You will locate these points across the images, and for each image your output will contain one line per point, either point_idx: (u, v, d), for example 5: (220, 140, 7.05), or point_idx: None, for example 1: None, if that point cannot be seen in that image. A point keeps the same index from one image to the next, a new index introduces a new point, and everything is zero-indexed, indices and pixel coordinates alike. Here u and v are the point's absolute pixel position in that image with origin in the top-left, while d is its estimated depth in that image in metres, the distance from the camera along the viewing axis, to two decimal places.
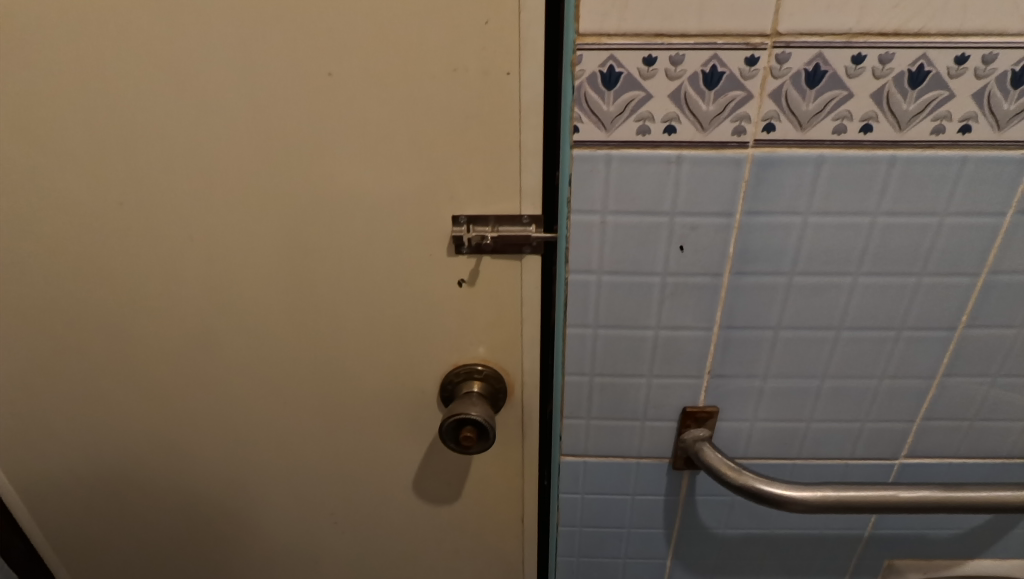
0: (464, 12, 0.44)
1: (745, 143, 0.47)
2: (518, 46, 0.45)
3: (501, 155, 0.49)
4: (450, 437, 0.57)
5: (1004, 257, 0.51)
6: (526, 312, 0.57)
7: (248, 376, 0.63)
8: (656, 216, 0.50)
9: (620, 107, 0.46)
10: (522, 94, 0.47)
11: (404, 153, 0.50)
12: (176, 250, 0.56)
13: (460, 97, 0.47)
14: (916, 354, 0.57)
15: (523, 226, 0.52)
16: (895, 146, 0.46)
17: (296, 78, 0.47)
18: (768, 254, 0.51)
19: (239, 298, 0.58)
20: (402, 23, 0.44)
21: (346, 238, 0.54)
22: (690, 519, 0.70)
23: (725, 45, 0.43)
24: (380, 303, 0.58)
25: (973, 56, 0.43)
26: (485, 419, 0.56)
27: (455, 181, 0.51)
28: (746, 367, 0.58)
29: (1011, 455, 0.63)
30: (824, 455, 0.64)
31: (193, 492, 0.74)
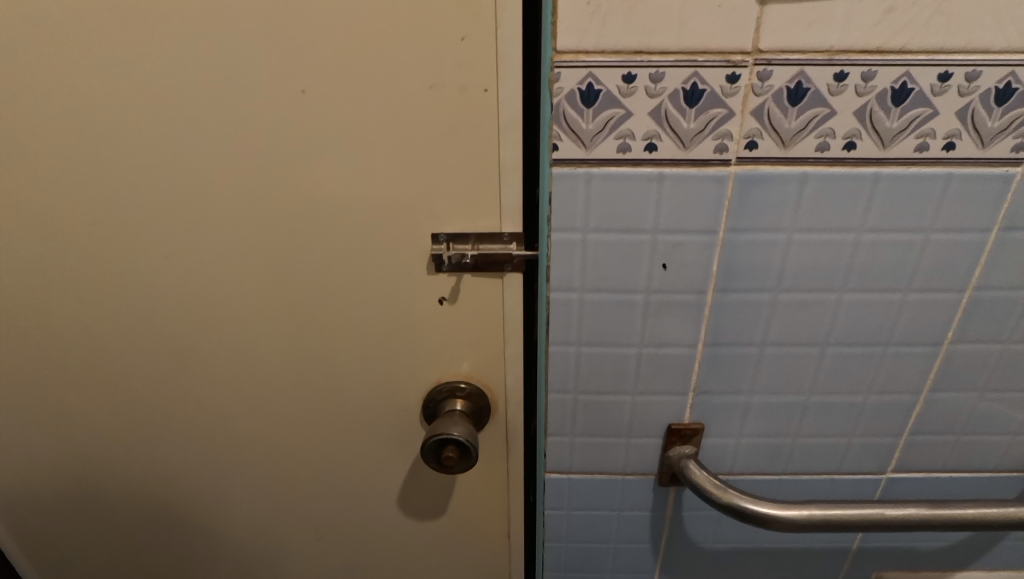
0: (439, 29, 0.42)
1: (727, 161, 0.46)
2: (495, 63, 0.44)
3: (480, 172, 0.48)
4: (432, 457, 0.56)
5: (990, 274, 0.51)
6: (508, 329, 0.56)
7: (226, 394, 0.62)
8: (638, 233, 0.49)
9: (600, 125, 0.45)
10: (500, 111, 0.45)
11: (381, 171, 0.49)
12: (150, 269, 0.55)
13: (437, 115, 0.46)
14: (902, 370, 0.56)
15: (503, 244, 0.52)
16: (879, 163, 0.46)
17: (269, 95, 0.45)
18: (753, 271, 0.51)
19: (216, 317, 0.57)
20: (376, 40, 0.43)
21: (324, 256, 0.53)
22: (677, 534, 0.69)
23: (705, 62, 0.42)
24: (360, 321, 0.57)
25: (957, 73, 0.42)
26: (468, 438, 0.55)
27: (433, 199, 0.50)
28: (732, 384, 0.57)
29: (998, 468, 0.63)
30: (811, 470, 0.63)
31: (163, 496, 0.71)
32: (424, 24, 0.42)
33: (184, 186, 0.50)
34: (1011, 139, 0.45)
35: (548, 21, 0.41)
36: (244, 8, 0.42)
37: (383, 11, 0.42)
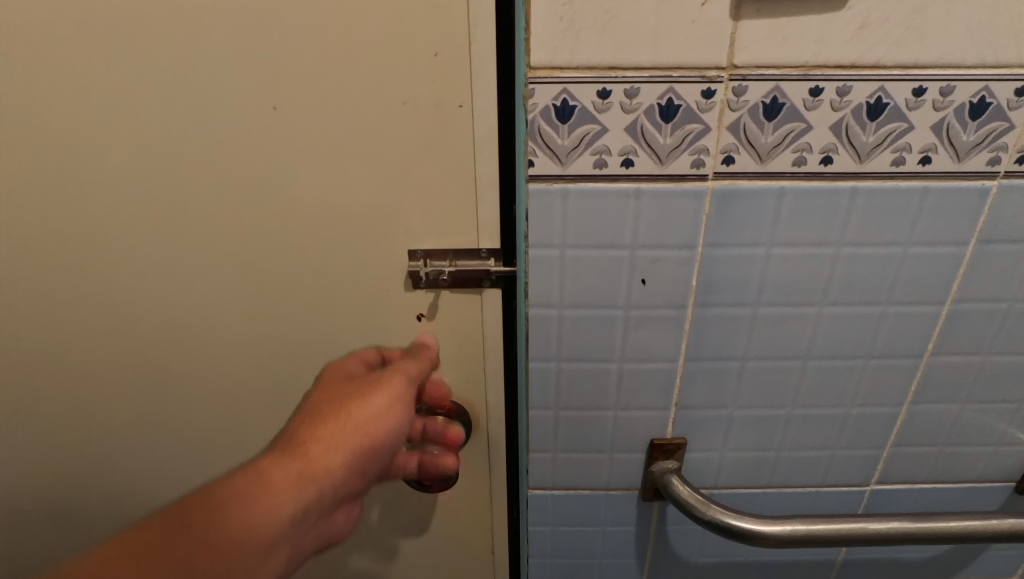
0: (412, 44, 0.42)
1: (704, 176, 0.46)
2: (469, 78, 0.43)
3: (457, 188, 0.48)
4: None
5: (969, 286, 0.51)
6: (488, 345, 0.56)
7: (202, 414, 0.61)
8: (616, 249, 0.49)
9: (575, 141, 0.44)
10: (475, 126, 0.45)
11: (356, 188, 0.48)
12: (122, 288, 0.53)
13: (411, 131, 0.45)
14: (884, 382, 0.56)
15: (481, 260, 0.51)
16: (856, 178, 0.46)
17: (239, 111, 0.45)
18: (732, 286, 0.50)
19: (190, 336, 0.56)
20: (347, 56, 0.42)
21: (300, 274, 0.52)
22: (662, 549, 0.68)
23: (680, 77, 0.42)
24: (337, 339, 0.56)
25: (931, 88, 0.42)
26: None
27: (410, 216, 0.49)
28: (714, 398, 0.57)
29: (981, 478, 0.63)
30: (795, 483, 0.63)
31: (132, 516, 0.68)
32: (396, 39, 0.42)
33: (155, 204, 0.49)
34: (986, 153, 0.45)
35: (522, 36, 0.41)
36: (211, 24, 0.41)
37: (354, 26, 0.41)
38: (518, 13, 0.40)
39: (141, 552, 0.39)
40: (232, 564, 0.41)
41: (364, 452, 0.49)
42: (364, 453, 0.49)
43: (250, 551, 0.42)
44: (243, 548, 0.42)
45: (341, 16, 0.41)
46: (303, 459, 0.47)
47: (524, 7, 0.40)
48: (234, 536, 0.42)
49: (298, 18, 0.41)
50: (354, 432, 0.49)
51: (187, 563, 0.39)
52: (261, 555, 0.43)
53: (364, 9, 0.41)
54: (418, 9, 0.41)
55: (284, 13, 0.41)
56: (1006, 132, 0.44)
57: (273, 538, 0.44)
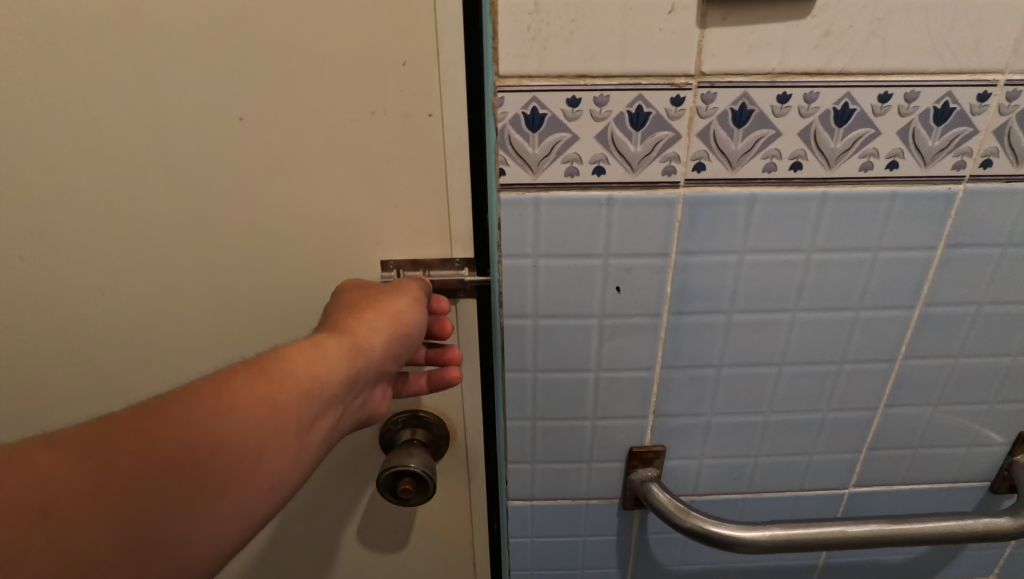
0: (379, 53, 0.41)
1: (675, 184, 0.46)
2: (438, 88, 0.43)
3: (428, 198, 0.47)
4: (388, 490, 0.54)
5: (938, 289, 0.51)
6: (463, 356, 0.55)
7: None
8: (590, 258, 0.48)
9: (546, 149, 0.44)
10: (446, 135, 0.44)
11: (325, 199, 0.47)
12: (84, 307, 0.52)
13: (381, 141, 0.44)
14: (858, 386, 0.56)
15: (455, 270, 0.50)
16: (826, 183, 0.46)
17: (203, 123, 0.44)
18: (706, 293, 0.50)
19: (159, 353, 0.54)
20: (313, 65, 0.42)
21: (270, 287, 0.51)
22: (644, 558, 0.68)
23: (649, 85, 0.42)
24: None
25: (896, 94, 0.43)
26: (425, 469, 0.53)
27: (381, 226, 0.48)
28: (691, 406, 0.57)
29: (956, 479, 0.63)
30: (774, 488, 0.63)
31: None
32: (363, 49, 0.41)
33: (118, 220, 0.48)
34: (951, 158, 0.45)
35: (490, 45, 0.41)
36: (170, 35, 0.40)
37: (319, 35, 0.40)
38: (485, 23, 0.40)
39: (193, 406, 0.33)
40: (282, 425, 0.36)
41: (401, 334, 0.44)
42: (402, 333, 0.44)
43: (300, 405, 0.37)
44: (294, 404, 0.37)
45: (306, 25, 0.40)
46: (348, 335, 0.42)
47: (490, 16, 0.40)
48: (287, 396, 0.37)
49: (261, 27, 0.40)
50: (392, 319, 0.44)
51: (240, 423, 0.34)
52: (308, 422, 0.38)
53: (328, 18, 0.40)
54: (384, 18, 0.40)
55: (246, 22, 0.40)
56: (970, 137, 0.45)
57: (320, 402, 0.39)
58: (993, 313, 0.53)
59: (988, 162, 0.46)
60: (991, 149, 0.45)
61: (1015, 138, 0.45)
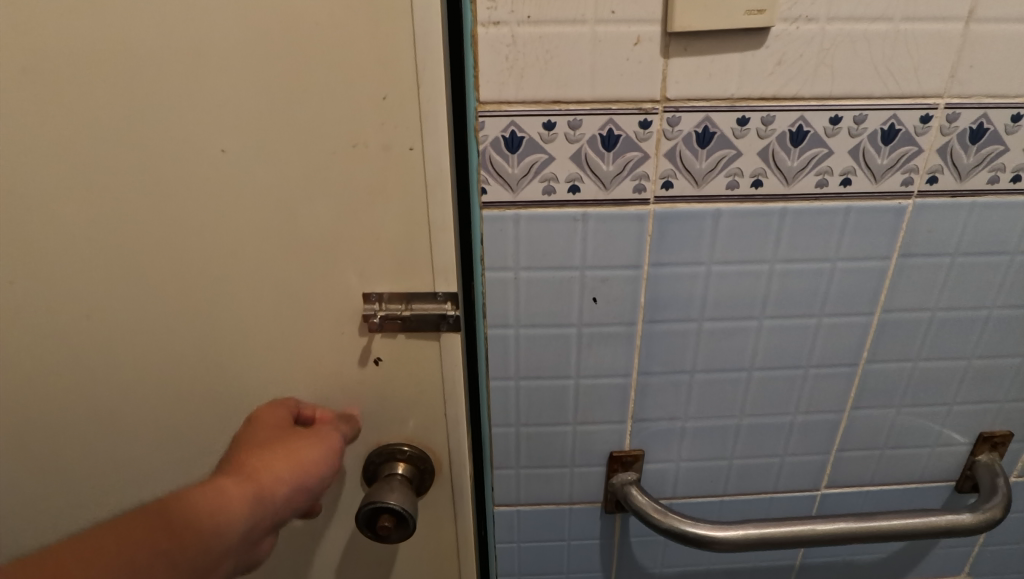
0: (362, 87, 0.43)
1: (646, 201, 0.49)
2: (419, 124, 0.45)
3: (410, 227, 0.49)
4: (366, 525, 0.54)
5: (895, 297, 0.55)
6: (448, 389, 0.57)
7: (165, 448, 0.61)
8: (567, 270, 0.51)
9: (525, 169, 0.47)
10: (426, 167, 0.46)
11: (307, 226, 0.49)
12: (77, 327, 0.53)
13: (364, 173, 0.46)
14: (823, 390, 0.59)
15: (438, 303, 0.52)
16: (785, 199, 0.49)
17: (194, 152, 0.46)
18: (678, 302, 0.53)
19: (150, 375, 0.56)
20: (300, 97, 0.44)
21: (259, 308, 0.53)
22: (627, 561, 0.70)
23: (619, 110, 0.45)
24: (300, 375, 0.56)
25: (846, 116, 0.46)
26: (404, 506, 0.54)
27: (361, 254, 0.50)
28: (667, 411, 0.59)
29: (921, 479, 0.67)
30: (749, 490, 0.65)
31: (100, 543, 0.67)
32: (346, 82, 0.43)
33: (112, 244, 0.49)
34: (900, 175, 0.49)
35: (470, 73, 0.44)
36: (161, 69, 0.43)
37: (305, 69, 0.43)
38: (466, 53, 0.43)
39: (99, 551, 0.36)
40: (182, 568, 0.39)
41: (303, 484, 0.49)
42: (303, 486, 0.49)
43: (201, 555, 0.40)
44: (194, 555, 0.40)
45: (293, 59, 0.42)
46: (254, 482, 0.46)
47: (472, 47, 0.43)
48: (189, 544, 0.40)
49: (250, 61, 0.42)
50: (297, 473, 0.49)
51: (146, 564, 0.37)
52: (206, 568, 0.41)
53: (314, 54, 0.42)
54: (364, 54, 0.42)
55: (237, 57, 0.42)
56: (916, 156, 0.48)
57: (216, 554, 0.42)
58: (946, 319, 0.56)
59: (933, 178, 0.49)
60: (935, 166, 0.49)
61: (957, 156, 0.48)
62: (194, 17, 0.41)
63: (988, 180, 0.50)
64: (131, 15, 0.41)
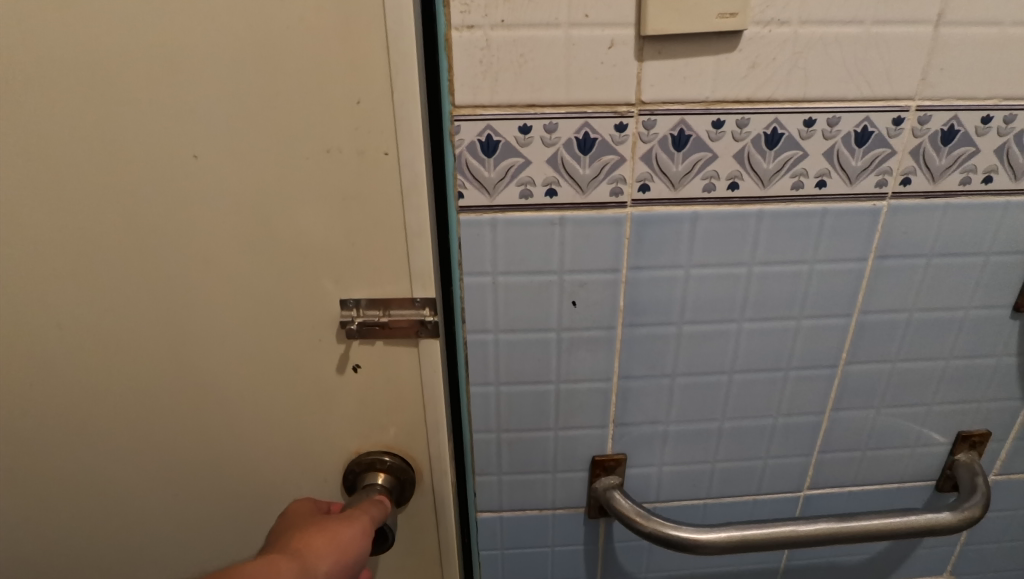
0: (334, 93, 0.43)
1: (623, 204, 0.49)
2: (393, 127, 0.44)
3: (385, 234, 0.49)
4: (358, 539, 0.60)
5: (872, 298, 0.55)
6: (427, 397, 0.56)
7: (137, 458, 0.59)
8: (545, 274, 0.51)
9: (501, 173, 0.47)
10: (401, 173, 0.46)
11: (281, 233, 0.48)
12: (44, 335, 0.52)
13: (338, 178, 0.46)
14: (804, 392, 0.59)
15: (416, 309, 0.52)
16: (762, 202, 0.50)
17: (163, 158, 0.45)
18: (657, 306, 0.53)
19: (121, 385, 0.55)
20: (274, 101, 0.43)
21: (233, 317, 0.52)
22: (611, 566, 0.70)
23: (594, 113, 0.45)
24: (277, 384, 0.55)
25: (819, 119, 0.47)
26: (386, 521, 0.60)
27: (337, 261, 0.50)
28: (649, 415, 0.59)
29: (902, 479, 0.67)
30: (732, 493, 0.65)
31: (74, 555, 0.66)
32: (319, 86, 0.43)
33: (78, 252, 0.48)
34: (874, 176, 0.49)
35: (445, 78, 0.44)
36: (129, 73, 0.42)
37: (278, 73, 0.42)
38: (441, 57, 0.43)
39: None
40: None
41: (345, 562, 0.49)
42: (345, 562, 0.49)
43: None
44: None
45: (266, 63, 0.42)
46: (299, 558, 0.47)
47: (446, 51, 0.43)
48: None
49: (221, 66, 0.42)
50: (338, 548, 0.49)
51: None
52: None
53: (286, 57, 0.42)
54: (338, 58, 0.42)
55: (208, 62, 0.42)
56: (889, 158, 0.49)
57: None
58: (924, 319, 0.57)
59: (907, 179, 0.50)
60: (909, 167, 0.49)
61: (930, 157, 0.49)
62: (163, 21, 0.40)
63: (961, 181, 0.50)
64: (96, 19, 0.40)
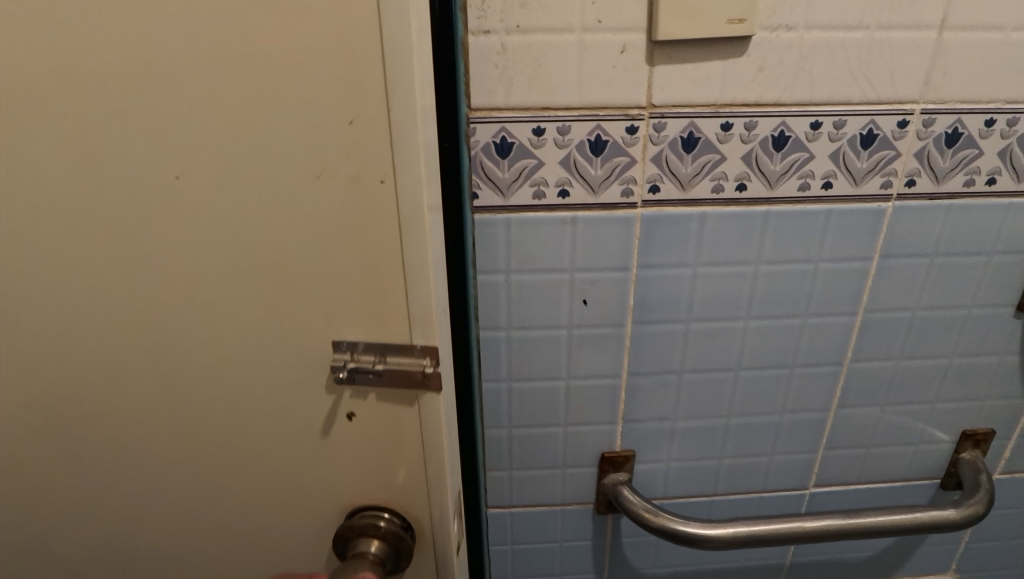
0: (322, 107, 0.35)
1: (633, 204, 0.50)
2: (389, 146, 0.36)
3: (384, 273, 0.40)
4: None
5: (876, 297, 0.56)
6: (428, 453, 0.47)
7: (114, 515, 0.53)
8: (557, 273, 0.52)
9: (515, 174, 0.48)
10: (400, 207, 0.38)
11: (263, 271, 0.41)
12: (5, 381, 0.46)
13: (328, 208, 0.38)
14: (810, 389, 0.60)
15: (415, 358, 0.42)
16: (769, 202, 0.51)
17: (127, 193, 0.39)
18: (665, 304, 0.54)
19: (89, 430, 0.48)
20: (256, 125, 0.36)
21: (212, 365, 0.45)
22: (618, 561, 0.71)
23: (606, 116, 0.46)
24: (259, 437, 0.47)
25: (825, 122, 0.48)
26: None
27: (329, 301, 0.41)
28: (656, 411, 0.60)
29: (907, 476, 0.68)
30: (739, 488, 0.66)
31: None
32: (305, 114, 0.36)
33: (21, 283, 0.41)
34: (879, 178, 0.50)
35: (462, 79, 0.44)
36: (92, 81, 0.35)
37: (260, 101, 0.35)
38: (458, 60, 0.44)
39: None
40: None
41: None
42: None
43: None
44: None
45: (248, 80, 0.35)
46: None
47: (463, 55, 0.44)
48: None
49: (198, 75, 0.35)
50: None
51: None
52: None
53: (271, 79, 0.35)
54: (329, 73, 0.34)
55: (185, 76, 0.35)
56: (894, 160, 0.50)
57: None
58: (928, 318, 0.58)
59: (912, 181, 0.51)
60: (913, 169, 0.50)
61: (934, 159, 0.50)
62: (125, 38, 0.34)
63: (964, 183, 0.51)
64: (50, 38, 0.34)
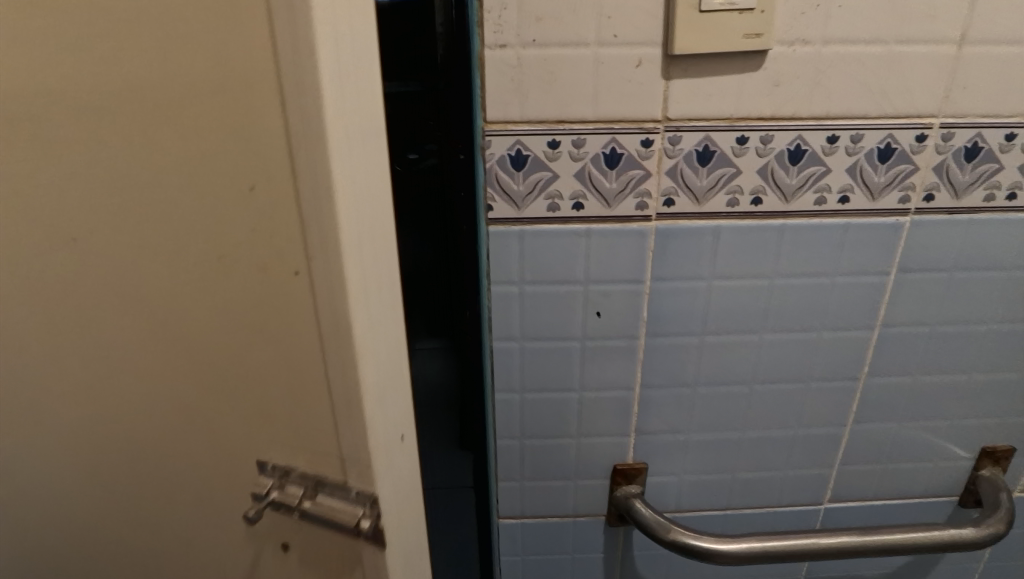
0: (229, 174, 0.34)
1: (648, 217, 0.50)
2: (298, 215, 0.33)
3: (315, 370, 0.36)
4: None
5: (893, 311, 0.55)
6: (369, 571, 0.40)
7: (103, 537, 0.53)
8: (570, 285, 0.52)
9: (530, 187, 0.48)
10: (319, 313, 0.34)
11: (211, 345, 0.40)
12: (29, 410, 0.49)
13: (258, 287, 0.36)
14: (825, 403, 0.60)
15: (351, 502, 0.39)
16: (785, 216, 0.50)
17: (87, 257, 0.40)
18: (680, 317, 0.54)
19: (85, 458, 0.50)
20: (199, 198, 0.35)
21: (179, 408, 0.44)
22: (630, 574, 0.70)
23: (621, 129, 0.47)
24: (228, 481, 0.45)
25: (842, 136, 0.48)
26: None
27: (279, 376, 0.38)
28: (670, 424, 0.60)
29: (924, 493, 0.67)
30: (752, 502, 0.66)
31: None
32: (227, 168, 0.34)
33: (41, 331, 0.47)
34: (897, 192, 0.50)
35: (478, 94, 0.45)
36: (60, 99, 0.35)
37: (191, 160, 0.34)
38: (474, 74, 0.44)
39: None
40: None
41: None
42: None
43: None
44: None
45: (179, 128, 0.34)
46: None
47: (479, 69, 0.44)
48: None
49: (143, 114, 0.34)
50: None
51: None
52: None
53: (194, 133, 0.34)
54: (235, 118, 0.32)
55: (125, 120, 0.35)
56: (912, 174, 0.49)
57: None
58: (946, 333, 0.57)
59: (930, 195, 0.50)
60: (932, 183, 0.50)
61: (953, 174, 0.50)
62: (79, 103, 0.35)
63: (984, 198, 0.51)
64: (9, 98, 0.36)
